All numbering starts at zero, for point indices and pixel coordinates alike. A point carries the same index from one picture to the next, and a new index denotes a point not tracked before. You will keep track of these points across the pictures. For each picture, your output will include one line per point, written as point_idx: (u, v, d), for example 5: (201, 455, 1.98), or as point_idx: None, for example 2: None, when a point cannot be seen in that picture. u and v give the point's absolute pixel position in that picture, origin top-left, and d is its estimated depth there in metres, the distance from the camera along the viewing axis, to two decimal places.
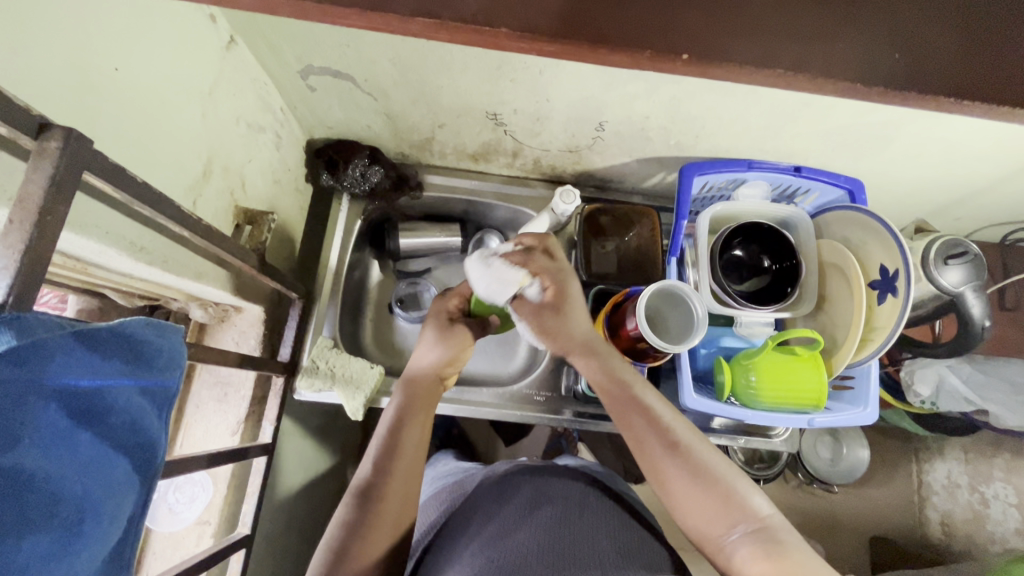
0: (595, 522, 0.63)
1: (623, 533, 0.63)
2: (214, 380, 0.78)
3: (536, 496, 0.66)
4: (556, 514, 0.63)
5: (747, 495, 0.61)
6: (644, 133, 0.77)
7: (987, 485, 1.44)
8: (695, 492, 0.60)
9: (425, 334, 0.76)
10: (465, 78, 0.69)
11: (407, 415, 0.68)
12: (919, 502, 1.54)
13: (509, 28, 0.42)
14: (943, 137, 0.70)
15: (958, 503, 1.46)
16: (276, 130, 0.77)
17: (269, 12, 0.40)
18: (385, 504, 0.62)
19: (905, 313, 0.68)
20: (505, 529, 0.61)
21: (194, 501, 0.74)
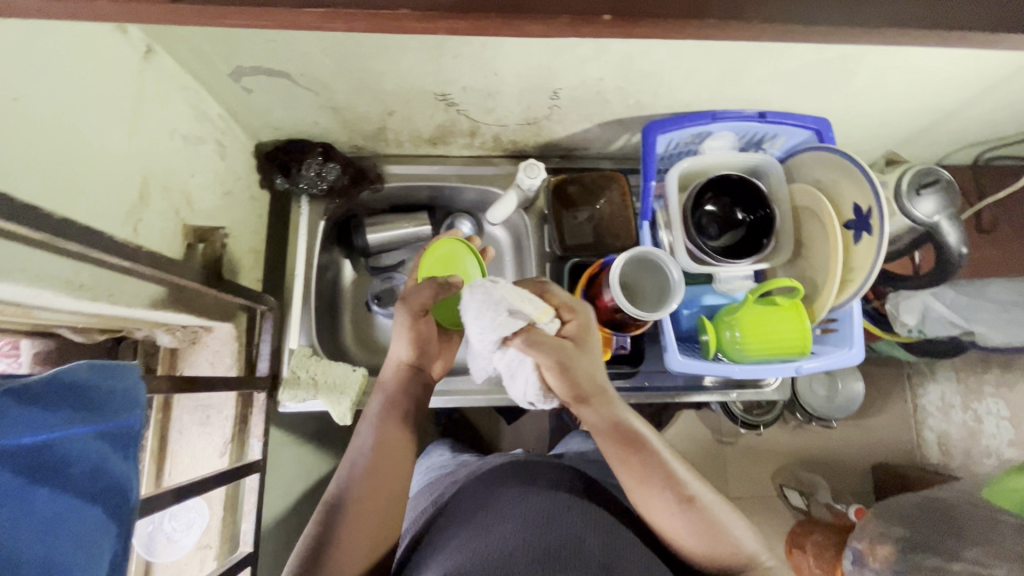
0: (581, 515, 0.63)
1: (607, 526, 0.63)
2: (194, 404, 0.76)
3: (523, 489, 0.67)
4: (545, 510, 0.62)
5: (735, 531, 0.63)
6: (602, 96, 0.74)
7: (980, 402, 1.52)
8: (684, 526, 0.62)
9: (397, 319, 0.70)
10: (405, 61, 0.65)
11: (388, 415, 0.70)
12: (915, 426, 1.58)
13: (408, 8, 0.40)
14: (905, 64, 0.67)
15: (953, 422, 1.54)
16: (218, 138, 0.73)
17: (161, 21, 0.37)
18: (369, 508, 0.63)
19: (881, 251, 0.67)
20: (491, 521, 0.61)
21: (191, 527, 0.73)
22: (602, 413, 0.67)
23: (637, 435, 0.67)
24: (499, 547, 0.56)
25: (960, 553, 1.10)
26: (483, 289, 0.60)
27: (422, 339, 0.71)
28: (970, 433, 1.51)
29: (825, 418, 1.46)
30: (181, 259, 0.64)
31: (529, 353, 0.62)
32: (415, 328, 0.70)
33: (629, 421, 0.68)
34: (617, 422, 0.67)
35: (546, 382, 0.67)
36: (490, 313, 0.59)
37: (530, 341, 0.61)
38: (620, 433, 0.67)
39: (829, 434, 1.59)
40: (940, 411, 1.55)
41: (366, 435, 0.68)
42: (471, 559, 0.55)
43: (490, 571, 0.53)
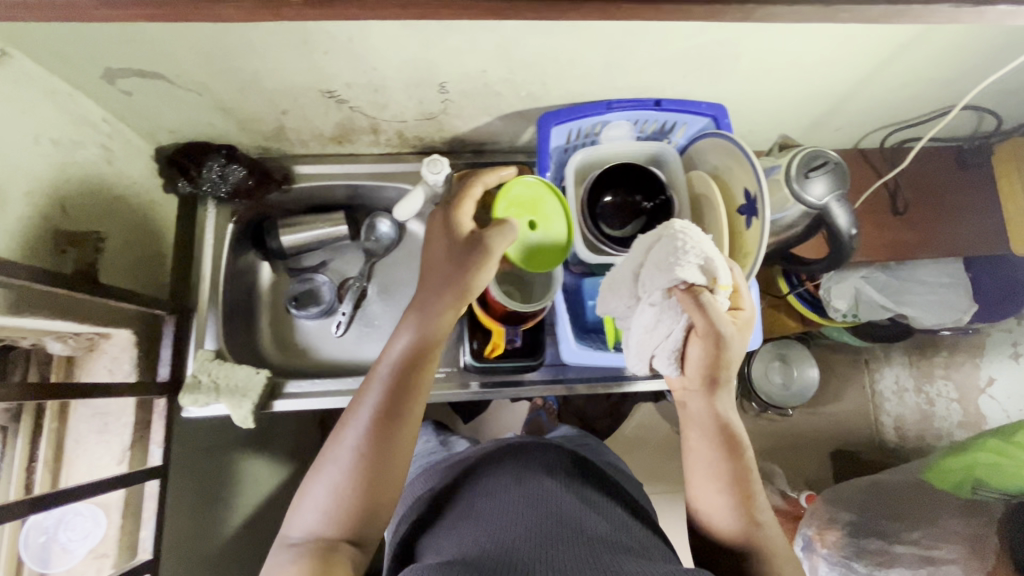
0: (576, 502, 0.67)
1: (602, 511, 0.68)
2: (91, 412, 0.75)
3: (517, 476, 0.72)
4: (566, 504, 0.66)
5: (768, 525, 0.64)
6: (491, 88, 0.74)
7: (930, 385, 1.55)
8: (721, 506, 0.64)
9: (438, 241, 0.66)
10: (277, 57, 0.64)
11: (410, 370, 0.62)
12: (874, 410, 1.57)
13: None
14: (782, 47, 0.67)
15: (908, 406, 1.55)
16: (102, 142, 0.72)
17: None
18: (394, 466, 0.59)
19: (765, 234, 0.67)
20: (501, 507, 0.66)
21: (88, 536, 0.72)
22: (712, 406, 0.66)
23: (728, 423, 0.66)
24: (507, 533, 0.60)
25: (903, 537, 1.10)
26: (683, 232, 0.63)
27: (467, 286, 0.64)
28: (924, 415, 1.55)
29: (780, 406, 1.46)
30: (70, 266, 0.65)
31: (692, 312, 0.61)
32: (453, 258, 0.64)
33: (727, 411, 0.66)
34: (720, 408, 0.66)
35: (686, 351, 0.65)
36: (659, 260, 0.63)
37: (700, 301, 0.60)
38: (710, 419, 0.66)
39: (788, 423, 1.57)
40: (895, 395, 1.56)
41: (384, 387, 0.61)
42: (483, 544, 0.59)
43: (500, 552, 0.57)
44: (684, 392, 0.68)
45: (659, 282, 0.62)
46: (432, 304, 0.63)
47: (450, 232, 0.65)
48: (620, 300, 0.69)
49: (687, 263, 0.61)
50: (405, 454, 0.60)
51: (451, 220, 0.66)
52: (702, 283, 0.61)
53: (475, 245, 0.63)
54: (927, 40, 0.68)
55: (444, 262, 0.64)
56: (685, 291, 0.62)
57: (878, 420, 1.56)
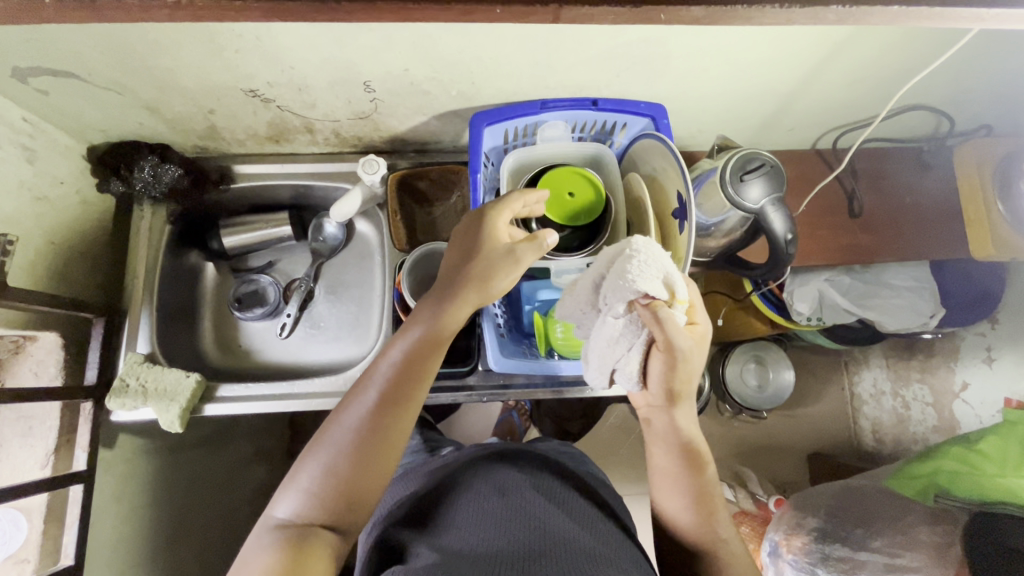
0: (566, 513, 0.66)
1: (591, 522, 0.66)
2: (15, 415, 0.74)
3: (501, 484, 0.70)
4: (542, 512, 0.65)
5: (735, 543, 0.62)
6: (418, 87, 0.72)
7: (907, 389, 1.52)
8: (687, 519, 0.64)
9: (459, 243, 0.65)
10: (189, 57, 0.63)
11: (414, 371, 0.60)
12: (852, 413, 1.54)
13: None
14: (711, 45, 0.65)
15: (884, 409, 1.53)
16: (20, 142, 0.71)
17: None
18: (384, 453, 0.56)
19: (691, 240, 0.65)
20: (489, 516, 0.65)
21: (8, 540, 0.69)
22: (667, 421, 0.65)
23: (690, 437, 0.65)
24: (497, 545, 0.60)
25: (867, 543, 1.09)
26: (647, 246, 0.59)
27: (484, 291, 0.62)
28: (899, 419, 1.52)
29: (754, 409, 1.45)
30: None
31: (651, 326, 0.58)
32: (477, 255, 0.62)
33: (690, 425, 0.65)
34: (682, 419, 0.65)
35: (647, 366, 0.62)
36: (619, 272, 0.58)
37: (659, 318, 0.57)
38: (669, 432, 0.65)
39: (762, 425, 1.57)
40: (873, 398, 1.55)
41: (387, 371, 0.59)
42: (467, 554, 0.59)
43: (487, 566, 0.56)
44: (648, 407, 0.67)
45: (622, 296, 0.58)
46: (450, 289, 0.62)
47: (477, 236, 0.63)
48: (579, 311, 0.66)
49: (645, 277, 0.57)
50: (401, 443, 0.57)
51: (480, 223, 0.63)
52: (663, 297, 0.57)
53: (492, 249, 0.62)
54: (863, 37, 0.65)
55: (463, 255, 0.63)
56: (645, 306, 0.58)
57: (856, 424, 1.55)
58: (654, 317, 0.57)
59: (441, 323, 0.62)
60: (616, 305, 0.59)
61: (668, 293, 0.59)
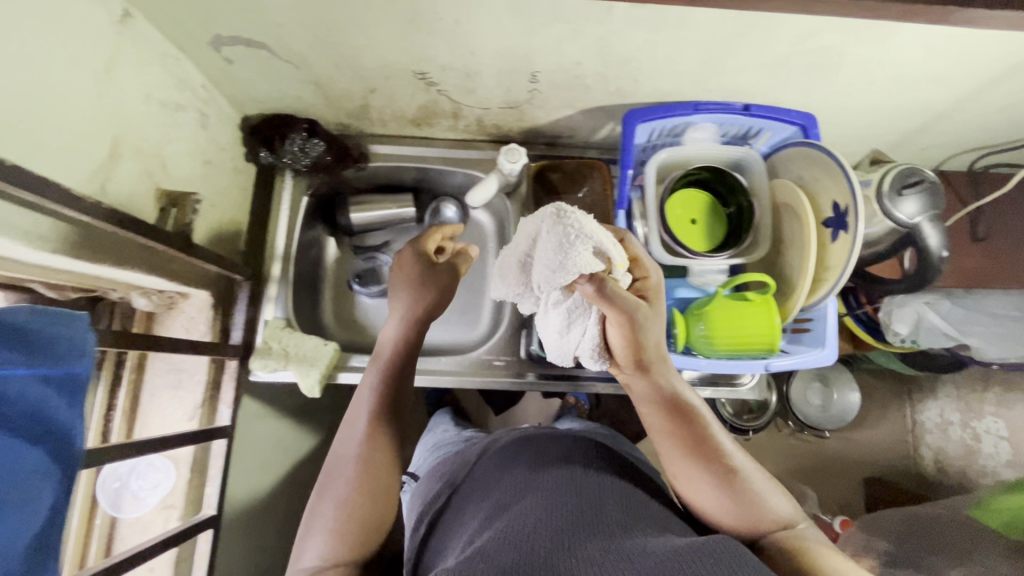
0: (599, 482, 0.62)
1: (627, 492, 0.62)
2: (167, 367, 0.77)
3: (535, 459, 0.67)
4: (569, 480, 0.62)
5: (772, 501, 0.61)
6: (580, 81, 0.74)
7: None
8: (718, 499, 0.61)
9: (403, 278, 0.76)
10: (382, 36, 0.65)
11: (391, 369, 0.69)
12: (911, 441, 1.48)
13: None
14: (888, 58, 0.66)
15: (951, 439, 1.43)
16: (200, 108, 0.74)
17: None
18: (374, 463, 0.62)
19: (855, 249, 0.66)
20: (511, 496, 0.61)
21: (158, 487, 0.74)
22: (656, 388, 0.67)
23: (682, 397, 0.66)
24: (521, 516, 0.56)
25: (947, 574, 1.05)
26: (563, 222, 0.63)
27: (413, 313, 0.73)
28: (969, 450, 1.37)
29: (813, 427, 1.46)
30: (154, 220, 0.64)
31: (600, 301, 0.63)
32: (425, 278, 0.75)
33: (676, 387, 0.67)
34: (662, 380, 0.67)
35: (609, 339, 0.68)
36: (552, 253, 0.63)
37: (605, 292, 0.62)
38: (659, 397, 0.66)
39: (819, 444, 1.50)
40: (938, 427, 1.46)
41: (368, 396, 0.67)
42: (495, 531, 0.55)
43: (515, 539, 0.52)
44: (625, 376, 0.70)
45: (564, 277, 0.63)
46: (413, 317, 0.73)
47: (421, 268, 0.76)
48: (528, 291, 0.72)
49: (583, 252, 0.62)
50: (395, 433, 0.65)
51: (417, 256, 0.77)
52: (599, 267, 0.62)
53: (439, 274, 0.76)
54: None
55: (415, 285, 0.75)
56: (587, 280, 0.63)
57: (916, 451, 1.52)
58: (600, 290, 0.63)
59: (416, 326, 0.73)
60: (553, 275, 0.64)
61: (604, 261, 0.64)
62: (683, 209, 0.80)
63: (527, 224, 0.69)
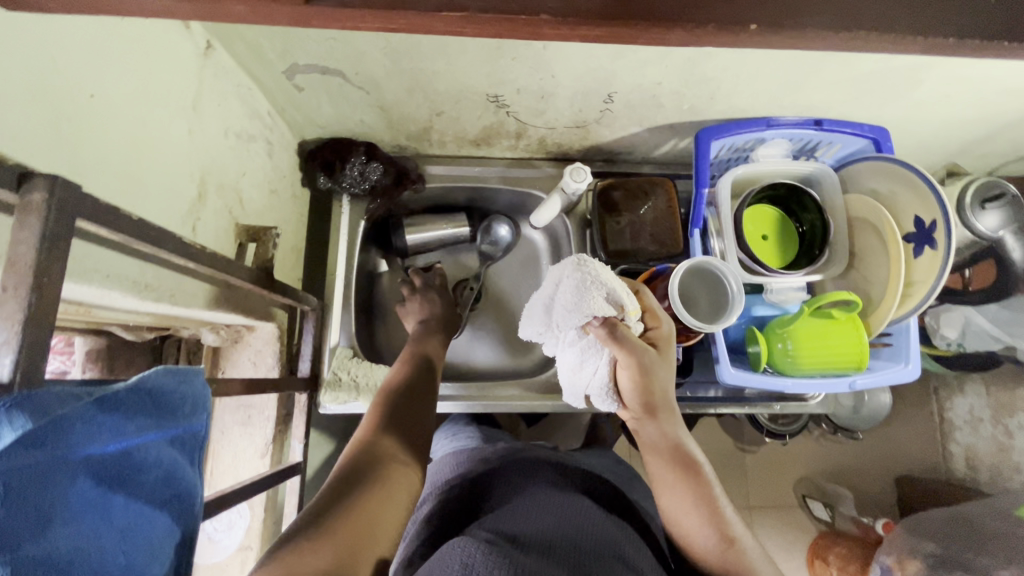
0: (609, 518, 0.60)
1: (628, 533, 0.59)
2: (236, 404, 0.76)
3: (555, 484, 0.64)
4: (581, 506, 0.60)
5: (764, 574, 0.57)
6: (656, 100, 0.72)
7: (1011, 417, 1.24)
8: (716, 551, 0.57)
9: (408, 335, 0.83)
10: (462, 62, 0.64)
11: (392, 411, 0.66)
12: (940, 439, 1.38)
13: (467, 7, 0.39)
14: (975, 74, 0.65)
15: (982, 436, 1.29)
16: (266, 136, 0.71)
17: (266, 19, 0.38)
18: (388, 475, 0.56)
19: (947, 265, 0.65)
20: (526, 506, 0.58)
21: (233, 528, 0.73)
22: (666, 433, 0.63)
23: (685, 444, 0.63)
24: (538, 531, 0.53)
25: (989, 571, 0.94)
26: (580, 266, 0.64)
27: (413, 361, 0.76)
28: (1000, 448, 1.25)
29: (847, 430, 1.31)
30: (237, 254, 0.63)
31: (609, 345, 0.61)
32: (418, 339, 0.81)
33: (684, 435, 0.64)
34: (669, 426, 0.64)
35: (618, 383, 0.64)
36: (569, 298, 0.64)
37: (615, 335, 0.61)
38: (664, 440, 0.63)
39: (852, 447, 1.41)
40: (968, 425, 1.32)
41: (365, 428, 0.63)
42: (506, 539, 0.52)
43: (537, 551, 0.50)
44: (635, 423, 0.66)
45: (575, 321, 0.63)
46: (416, 369, 0.74)
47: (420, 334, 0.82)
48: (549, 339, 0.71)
49: (592, 299, 0.62)
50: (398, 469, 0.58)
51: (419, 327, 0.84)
52: (611, 313, 0.62)
53: (425, 341, 0.81)
54: None
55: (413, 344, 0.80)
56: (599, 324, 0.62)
57: (946, 449, 1.36)
58: (610, 332, 0.61)
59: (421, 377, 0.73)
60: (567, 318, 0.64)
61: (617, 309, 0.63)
62: (762, 229, 0.79)
63: (553, 272, 0.69)
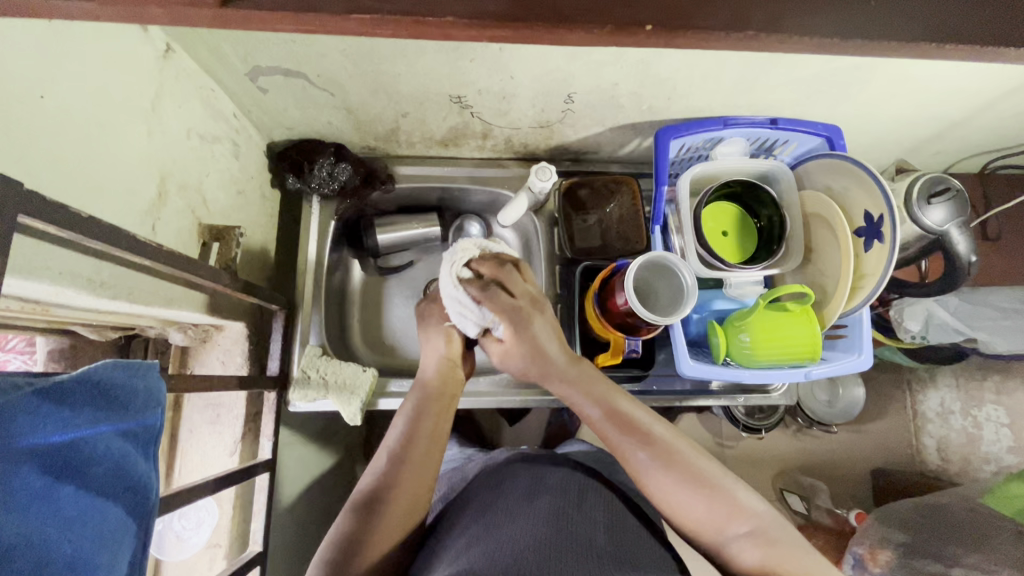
0: (592, 512, 0.62)
1: (617, 525, 0.62)
2: (204, 403, 0.77)
3: (534, 485, 0.66)
4: (552, 505, 0.62)
5: (735, 493, 0.62)
6: (615, 101, 0.74)
7: (979, 409, 1.28)
8: (692, 497, 0.61)
9: (427, 330, 0.77)
10: (423, 64, 0.65)
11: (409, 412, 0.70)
12: (914, 431, 1.40)
13: (383, 13, 0.39)
14: (916, 76, 0.68)
15: (953, 428, 1.32)
16: (232, 138, 0.72)
17: (197, 25, 0.39)
18: (395, 505, 0.62)
19: (892, 258, 0.68)
20: (502, 513, 0.61)
21: (201, 526, 0.75)
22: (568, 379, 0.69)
23: (616, 402, 0.67)
24: (513, 538, 0.56)
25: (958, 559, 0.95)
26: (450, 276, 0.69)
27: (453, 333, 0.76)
28: (970, 438, 1.29)
29: (823, 424, 1.30)
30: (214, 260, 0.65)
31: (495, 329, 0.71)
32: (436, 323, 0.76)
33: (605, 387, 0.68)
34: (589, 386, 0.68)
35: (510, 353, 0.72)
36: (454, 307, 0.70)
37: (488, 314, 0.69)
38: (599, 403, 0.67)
39: (829, 440, 1.42)
40: (939, 417, 1.35)
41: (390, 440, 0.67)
42: (482, 552, 0.55)
43: (505, 561, 0.52)
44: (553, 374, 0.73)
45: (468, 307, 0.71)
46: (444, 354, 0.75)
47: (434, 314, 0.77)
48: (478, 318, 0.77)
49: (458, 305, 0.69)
50: (415, 476, 0.65)
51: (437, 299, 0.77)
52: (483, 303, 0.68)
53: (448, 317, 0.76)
54: None
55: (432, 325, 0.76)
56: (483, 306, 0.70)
57: (918, 441, 1.39)
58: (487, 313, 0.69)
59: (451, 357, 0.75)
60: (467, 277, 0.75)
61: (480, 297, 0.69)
62: (721, 224, 0.81)
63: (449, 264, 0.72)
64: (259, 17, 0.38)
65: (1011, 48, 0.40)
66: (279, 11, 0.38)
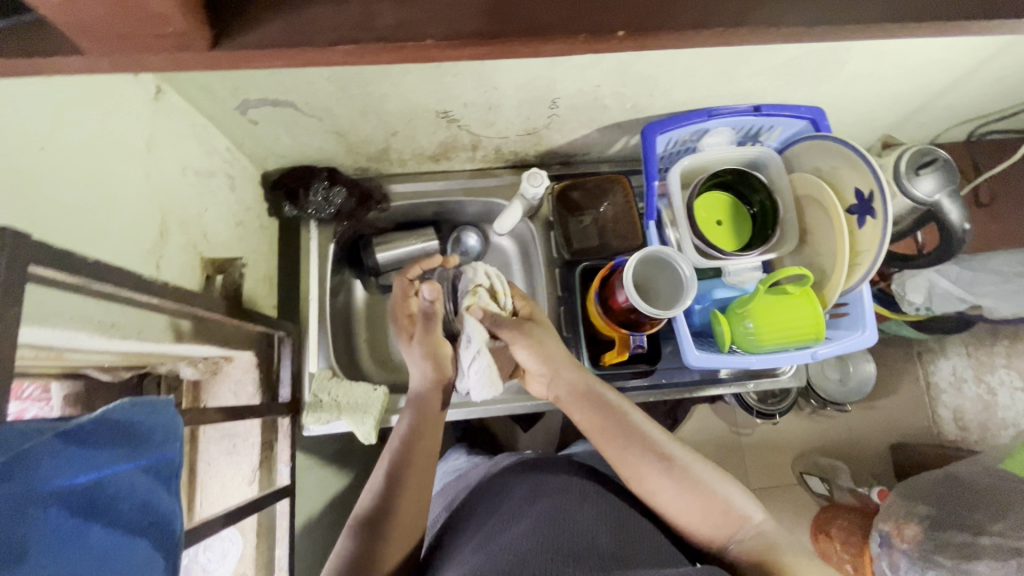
0: (595, 512, 0.62)
1: (621, 519, 0.62)
2: (220, 435, 0.78)
3: (536, 490, 0.66)
4: (557, 505, 0.62)
5: (738, 501, 0.62)
6: (599, 102, 0.76)
7: (991, 374, 1.27)
8: (693, 505, 0.62)
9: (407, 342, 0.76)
10: (407, 83, 0.66)
11: (418, 431, 0.69)
12: (929, 403, 1.39)
13: (360, 37, 0.40)
14: (891, 53, 0.69)
15: (967, 397, 1.31)
16: (227, 171, 0.74)
17: (186, 67, 0.39)
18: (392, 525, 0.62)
19: (887, 232, 0.68)
20: (514, 516, 0.62)
21: (226, 556, 0.75)
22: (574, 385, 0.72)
23: (625, 412, 0.69)
24: (519, 539, 0.57)
25: (985, 527, 0.93)
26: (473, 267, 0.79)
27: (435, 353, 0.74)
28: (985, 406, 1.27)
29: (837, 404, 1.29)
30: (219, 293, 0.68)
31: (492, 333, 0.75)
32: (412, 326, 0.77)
33: (613, 397, 0.71)
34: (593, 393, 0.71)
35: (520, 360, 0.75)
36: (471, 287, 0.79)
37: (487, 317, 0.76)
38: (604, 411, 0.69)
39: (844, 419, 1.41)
40: (952, 386, 1.34)
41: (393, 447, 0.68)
42: (494, 553, 0.55)
43: (515, 561, 0.53)
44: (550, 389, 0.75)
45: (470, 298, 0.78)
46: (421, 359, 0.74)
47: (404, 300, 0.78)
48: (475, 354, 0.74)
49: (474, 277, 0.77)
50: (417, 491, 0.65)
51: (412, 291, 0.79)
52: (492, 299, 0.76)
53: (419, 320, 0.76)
54: None
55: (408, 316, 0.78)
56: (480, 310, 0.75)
57: (934, 412, 1.38)
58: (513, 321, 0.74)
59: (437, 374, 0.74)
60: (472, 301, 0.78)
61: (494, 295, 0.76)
62: (716, 215, 0.82)
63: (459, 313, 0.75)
64: (245, 56, 0.39)
65: (973, 19, 0.42)
66: (266, 45, 0.39)
